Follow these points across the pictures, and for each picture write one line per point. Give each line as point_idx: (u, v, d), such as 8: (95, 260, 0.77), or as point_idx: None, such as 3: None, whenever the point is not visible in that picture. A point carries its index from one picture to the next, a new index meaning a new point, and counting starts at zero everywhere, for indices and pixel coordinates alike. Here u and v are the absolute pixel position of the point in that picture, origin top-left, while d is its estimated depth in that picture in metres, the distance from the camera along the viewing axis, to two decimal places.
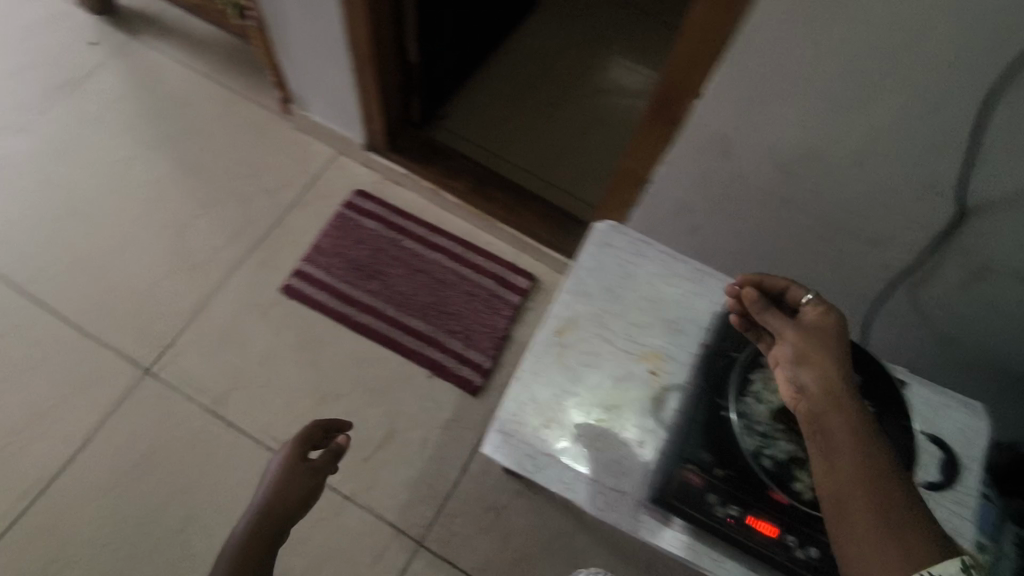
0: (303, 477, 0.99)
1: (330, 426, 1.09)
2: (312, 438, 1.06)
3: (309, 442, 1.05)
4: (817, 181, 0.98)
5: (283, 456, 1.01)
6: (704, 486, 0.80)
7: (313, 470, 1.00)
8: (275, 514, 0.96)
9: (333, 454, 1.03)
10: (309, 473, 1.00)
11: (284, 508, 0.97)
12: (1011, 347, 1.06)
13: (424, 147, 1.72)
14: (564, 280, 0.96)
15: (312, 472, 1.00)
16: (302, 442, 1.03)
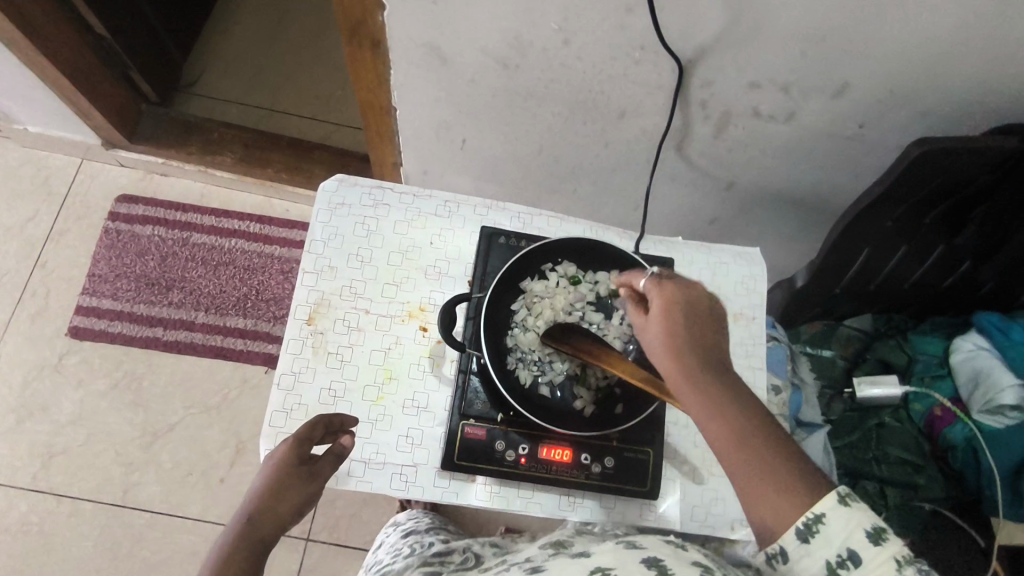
0: (299, 487, 0.65)
1: (330, 420, 0.71)
2: (318, 425, 0.70)
3: (312, 432, 0.69)
4: (540, 69, 0.89)
5: (273, 458, 0.65)
6: (489, 436, 0.77)
7: (312, 471, 0.67)
8: (260, 540, 0.60)
9: (339, 453, 0.69)
10: (306, 477, 0.66)
11: (269, 529, 0.61)
12: (783, 179, 1.05)
13: (176, 127, 1.51)
14: (301, 260, 0.85)
15: (311, 478, 0.66)
16: (305, 434, 0.68)
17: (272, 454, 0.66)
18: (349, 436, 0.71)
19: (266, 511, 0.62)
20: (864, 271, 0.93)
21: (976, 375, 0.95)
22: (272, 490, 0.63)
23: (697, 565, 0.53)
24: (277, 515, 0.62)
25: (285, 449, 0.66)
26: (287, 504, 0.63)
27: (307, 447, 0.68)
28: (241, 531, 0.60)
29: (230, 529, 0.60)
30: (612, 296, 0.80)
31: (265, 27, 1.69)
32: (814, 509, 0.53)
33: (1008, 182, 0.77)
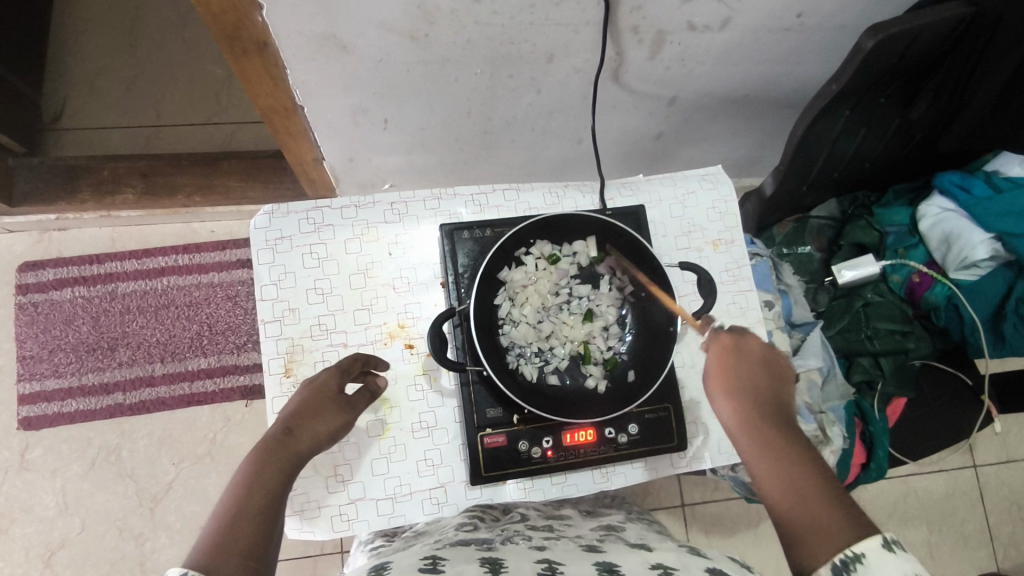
0: (335, 413, 0.67)
1: (369, 359, 0.74)
2: (356, 363, 0.73)
3: (355, 368, 0.72)
4: (453, 32, 0.80)
5: (312, 381, 0.69)
6: (510, 439, 0.74)
7: (350, 399, 0.70)
8: (294, 451, 0.62)
9: (374, 390, 0.72)
10: (342, 406, 0.69)
11: (305, 443, 0.64)
12: (726, 82, 1.00)
13: (56, 173, 1.33)
14: (257, 311, 0.78)
15: (346, 407, 0.69)
16: (345, 366, 0.71)
17: (314, 380, 0.70)
18: (383, 378, 0.74)
19: (301, 425, 0.65)
20: (829, 162, 0.91)
21: (947, 239, 0.96)
22: (314, 408, 0.67)
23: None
24: (315, 432, 0.65)
25: (323, 377, 0.70)
26: (324, 423, 0.66)
27: (347, 379, 0.71)
28: (279, 437, 0.62)
29: (268, 438, 0.62)
30: (595, 263, 0.77)
31: (116, 32, 1.47)
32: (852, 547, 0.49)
33: (961, 50, 0.73)
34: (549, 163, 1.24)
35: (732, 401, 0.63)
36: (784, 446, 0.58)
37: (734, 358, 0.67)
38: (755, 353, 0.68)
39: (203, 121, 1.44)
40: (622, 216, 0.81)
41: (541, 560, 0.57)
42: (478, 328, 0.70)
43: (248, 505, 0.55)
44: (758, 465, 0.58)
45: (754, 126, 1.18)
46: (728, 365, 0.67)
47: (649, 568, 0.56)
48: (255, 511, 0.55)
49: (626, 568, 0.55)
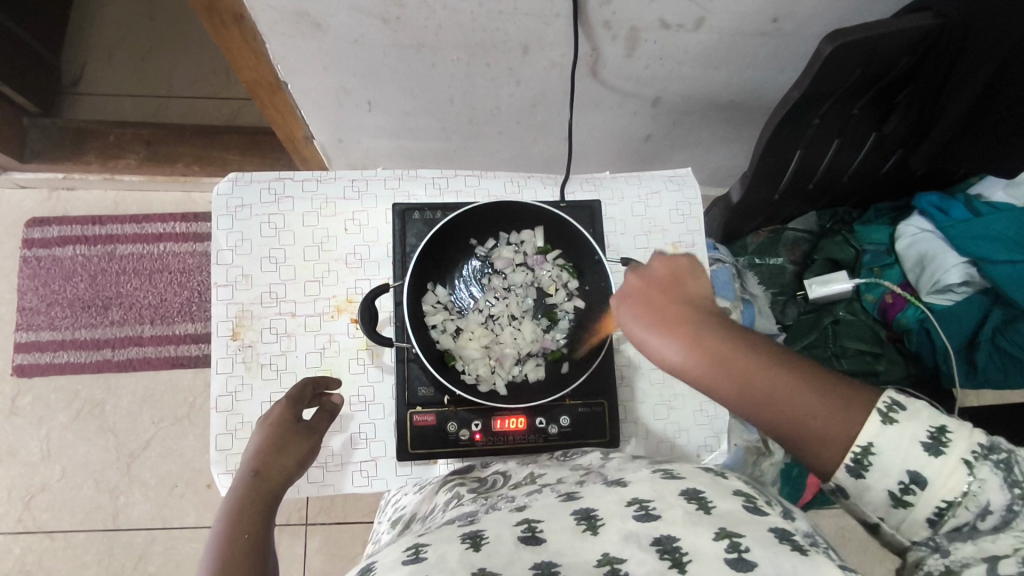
0: (299, 442, 0.66)
1: (318, 379, 0.74)
2: (306, 388, 0.72)
3: (305, 393, 0.71)
4: (424, 16, 0.81)
5: (266, 418, 0.67)
6: (440, 419, 0.74)
7: (309, 424, 0.69)
8: (269, 489, 0.61)
9: (330, 409, 0.72)
10: (303, 432, 0.68)
11: (276, 480, 0.62)
12: (709, 85, 0.99)
13: (68, 135, 1.39)
14: (211, 274, 0.80)
15: (309, 434, 0.68)
16: (296, 394, 0.70)
17: (266, 416, 0.68)
18: (336, 395, 0.74)
19: (269, 463, 0.63)
20: (801, 172, 0.90)
21: (921, 260, 0.94)
22: (274, 443, 0.64)
23: (739, 496, 0.51)
24: (283, 465, 0.63)
25: (275, 411, 0.67)
26: (290, 456, 0.65)
27: (299, 407, 0.70)
28: (250, 481, 0.60)
29: (235, 484, 0.60)
30: (541, 254, 0.77)
31: (138, 5, 1.52)
32: (858, 442, 0.51)
33: (930, 63, 0.72)
34: (536, 158, 1.24)
35: (676, 338, 0.52)
36: (742, 361, 0.52)
37: (650, 292, 0.56)
38: (666, 278, 0.57)
39: (212, 95, 1.49)
40: (576, 210, 0.81)
41: (520, 521, 0.50)
42: (410, 303, 0.71)
43: (236, 549, 0.53)
44: (724, 391, 0.52)
45: (743, 134, 1.16)
46: (654, 303, 0.55)
47: (626, 505, 0.49)
48: (244, 556, 0.53)
49: (605, 512, 0.49)
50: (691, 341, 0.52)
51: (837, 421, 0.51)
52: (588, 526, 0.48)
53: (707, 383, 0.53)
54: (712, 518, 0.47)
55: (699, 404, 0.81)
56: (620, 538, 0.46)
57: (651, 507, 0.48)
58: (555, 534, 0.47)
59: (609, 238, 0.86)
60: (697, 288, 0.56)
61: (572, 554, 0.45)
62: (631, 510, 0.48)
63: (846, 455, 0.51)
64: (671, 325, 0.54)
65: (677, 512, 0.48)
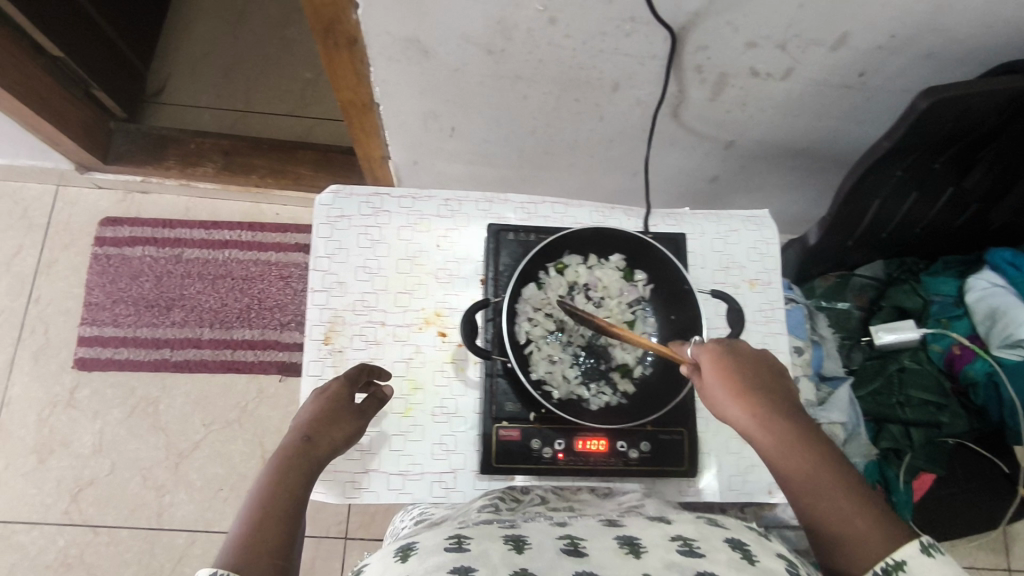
0: (350, 420, 0.71)
1: (375, 368, 0.77)
2: (362, 372, 0.75)
3: (360, 377, 0.75)
4: (528, 51, 0.86)
5: (322, 391, 0.71)
6: (524, 435, 0.76)
7: (359, 406, 0.72)
8: (315, 458, 0.66)
9: (380, 398, 0.75)
10: (353, 414, 0.72)
11: (323, 449, 0.67)
12: (784, 133, 1.03)
13: (150, 140, 1.45)
14: (308, 279, 0.83)
15: (358, 415, 0.72)
16: (354, 376, 0.73)
17: (323, 388, 0.72)
18: (388, 387, 0.77)
19: (320, 432, 0.68)
20: (878, 220, 0.92)
21: (992, 314, 0.95)
22: (328, 415, 0.69)
23: (781, 559, 0.51)
24: (331, 437, 0.68)
25: (334, 385, 0.72)
26: (340, 430, 0.69)
27: (354, 389, 0.73)
28: (299, 444, 0.66)
29: (287, 444, 0.65)
30: (626, 281, 0.80)
31: (226, 23, 1.61)
32: (893, 555, 0.54)
33: (1018, 123, 0.75)
34: (602, 191, 1.28)
35: (732, 397, 0.65)
36: (796, 449, 0.61)
37: (729, 366, 0.66)
38: (746, 359, 0.67)
39: (286, 113, 1.55)
40: (662, 241, 0.84)
41: (563, 535, 0.54)
42: (509, 321, 0.73)
43: (275, 506, 0.59)
44: (783, 466, 0.61)
45: (807, 182, 1.19)
46: (732, 377, 0.65)
47: (669, 539, 0.52)
48: (279, 513, 0.59)
49: (648, 543, 0.52)
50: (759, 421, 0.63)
51: (882, 548, 0.55)
52: (631, 550, 0.51)
53: (761, 445, 0.63)
54: (757, 569, 0.48)
55: None
56: (662, 563, 0.48)
57: (696, 546, 0.51)
58: (597, 552, 0.50)
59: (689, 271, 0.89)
60: (753, 374, 0.66)
61: (614, 566, 0.48)
62: (676, 545, 0.51)
63: (875, 564, 0.55)
64: (739, 398, 0.64)
65: (720, 556, 0.50)
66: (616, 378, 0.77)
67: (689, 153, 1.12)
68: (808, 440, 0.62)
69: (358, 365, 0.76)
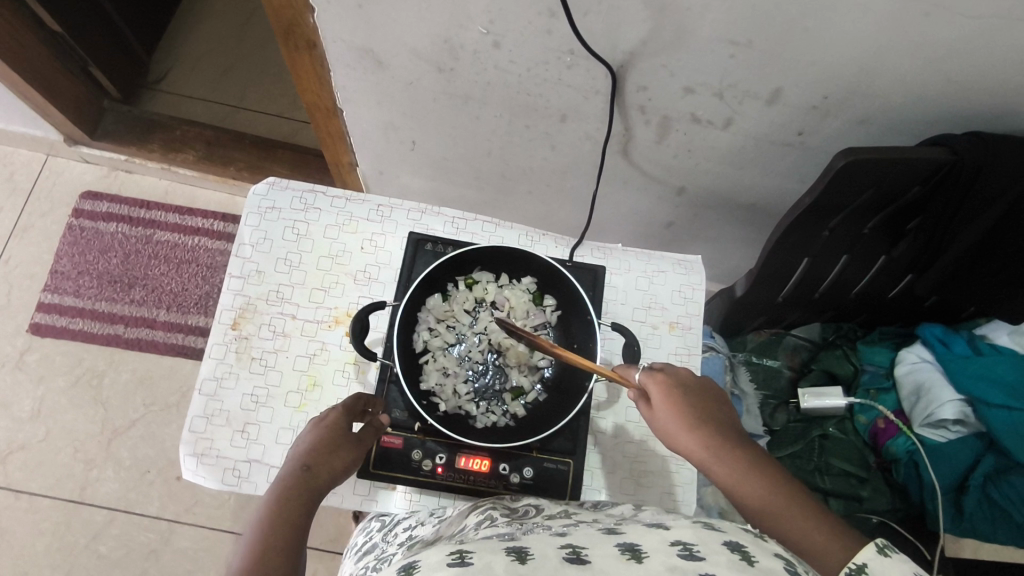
0: (350, 449, 0.67)
1: (371, 397, 0.73)
2: (359, 402, 0.72)
3: (358, 407, 0.71)
4: (476, 72, 0.88)
5: (320, 418, 0.68)
6: (406, 445, 0.75)
7: (360, 436, 0.68)
8: (315, 487, 0.62)
9: (379, 427, 0.71)
10: (354, 443, 0.68)
11: (323, 479, 0.63)
12: (733, 186, 1.04)
13: (141, 123, 1.51)
14: (228, 264, 0.84)
15: (358, 443, 0.68)
16: (352, 406, 0.70)
17: (321, 417, 0.69)
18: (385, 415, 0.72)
19: (319, 460, 0.64)
20: (808, 280, 0.91)
21: (918, 389, 0.93)
22: (326, 442, 0.65)
23: (781, 559, 0.46)
24: (331, 466, 0.64)
25: (331, 414, 0.68)
26: (339, 458, 0.65)
27: (352, 418, 0.69)
28: (298, 473, 0.62)
29: (287, 472, 0.62)
30: (535, 304, 0.80)
31: (233, 24, 1.68)
32: (854, 560, 0.47)
33: (941, 195, 0.74)
34: (560, 223, 1.29)
35: (678, 424, 0.64)
36: (746, 471, 0.61)
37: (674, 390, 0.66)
38: (688, 381, 0.67)
39: (275, 114, 1.60)
40: (580, 271, 0.85)
41: (562, 546, 0.48)
42: (402, 326, 0.73)
43: (271, 537, 0.55)
44: (740, 491, 0.60)
45: (761, 239, 1.19)
46: (679, 404, 0.65)
47: (669, 543, 0.47)
48: (278, 544, 0.55)
49: (649, 547, 0.46)
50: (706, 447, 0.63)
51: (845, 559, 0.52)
52: (632, 555, 0.45)
53: (715, 472, 0.62)
54: (760, 570, 0.43)
55: (666, 486, 0.81)
56: (666, 568, 0.43)
57: (697, 549, 0.45)
58: (599, 559, 0.45)
59: (608, 305, 0.88)
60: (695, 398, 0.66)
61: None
62: (677, 549, 0.45)
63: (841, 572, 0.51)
64: (684, 423, 0.64)
65: (722, 558, 0.44)
66: (508, 399, 0.76)
67: (641, 195, 1.13)
68: (756, 459, 0.61)
69: (356, 394, 0.72)
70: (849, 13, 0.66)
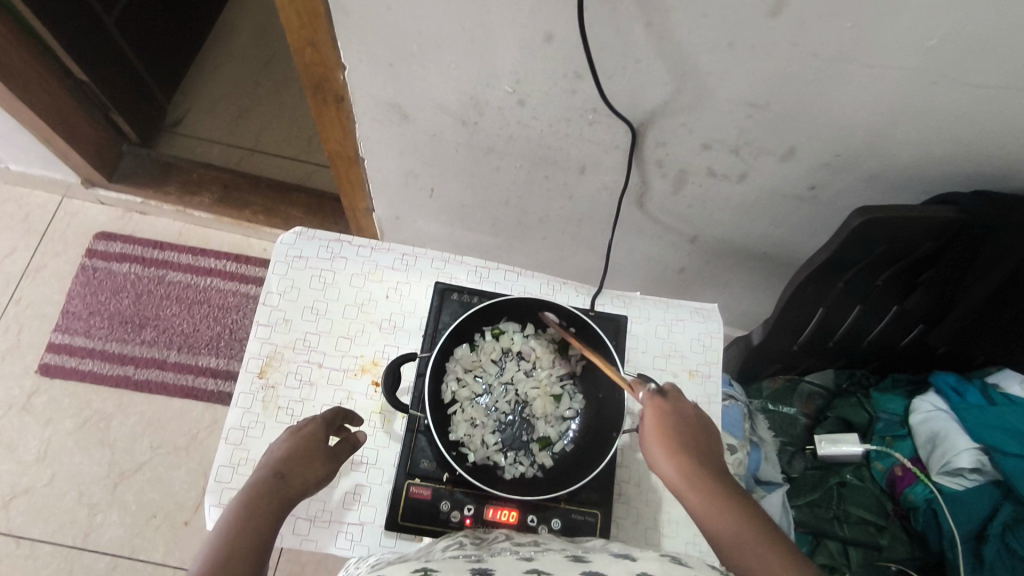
0: (323, 462, 0.67)
1: (348, 413, 0.75)
2: (337, 417, 0.73)
3: (336, 421, 0.72)
4: (499, 127, 0.91)
5: (298, 429, 0.68)
6: (435, 496, 0.75)
7: (334, 450, 0.69)
8: (287, 496, 0.63)
9: (353, 443, 0.72)
10: (326, 456, 0.68)
11: (294, 489, 0.64)
12: (745, 234, 1.06)
13: (158, 166, 1.54)
14: (255, 312, 0.85)
15: (332, 457, 0.69)
16: (329, 419, 0.71)
17: (299, 427, 0.69)
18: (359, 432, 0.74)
19: (294, 471, 0.65)
20: (823, 328, 0.93)
21: (934, 437, 0.94)
22: (303, 454, 0.66)
23: None
24: (304, 478, 0.65)
25: (310, 426, 0.69)
26: (313, 471, 0.66)
27: (330, 431, 0.71)
28: (270, 482, 0.62)
29: (259, 479, 0.62)
30: (559, 354, 0.81)
31: (249, 70, 1.72)
32: None
33: (954, 250, 0.77)
34: (573, 268, 1.31)
35: (666, 448, 0.65)
36: (721, 505, 0.61)
37: (667, 415, 0.68)
38: (683, 410, 0.69)
39: (288, 156, 1.63)
40: (602, 320, 0.86)
41: (529, 569, 0.51)
42: (431, 377, 0.74)
43: (239, 548, 0.56)
44: (710, 524, 0.60)
45: (772, 285, 1.21)
46: (669, 432, 0.67)
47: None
48: (244, 557, 0.55)
49: None
50: (684, 472, 0.64)
51: None
52: None
53: (689, 500, 0.63)
54: None
55: (691, 536, 0.81)
56: None
57: None
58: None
59: (630, 352, 0.90)
60: (682, 425, 0.67)
61: None
62: None
63: None
64: (669, 446, 0.66)
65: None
66: (536, 450, 0.77)
67: (654, 242, 1.15)
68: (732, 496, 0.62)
69: (335, 409, 0.74)
70: (860, 82, 0.69)
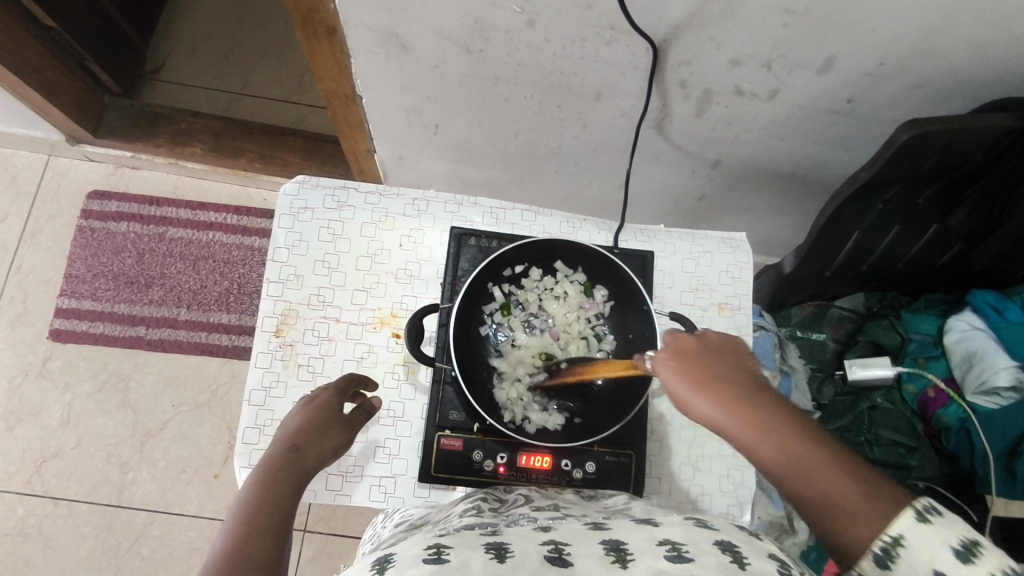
0: (337, 431, 0.67)
1: (362, 379, 0.75)
2: (349, 384, 0.73)
3: (349, 389, 0.72)
4: (507, 52, 0.84)
5: (310, 400, 0.68)
6: (466, 446, 0.74)
7: (348, 418, 0.69)
8: (306, 465, 0.62)
9: (368, 410, 0.72)
10: (341, 425, 0.68)
11: (312, 459, 0.63)
12: (773, 155, 1.00)
13: (144, 118, 1.46)
14: (265, 270, 0.82)
15: (345, 425, 0.68)
16: (340, 386, 0.71)
17: (310, 399, 0.69)
18: (375, 397, 0.74)
19: (310, 440, 0.64)
20: (857, 252, 0.89)
21: (969, 356, 0.92)
22: (318, 423, 0.66)
23: (774, 560, 0.46)
24: (319, 447, 0.64)
25: (321, 395, 0.69)
26: (329, 439, 0.66)
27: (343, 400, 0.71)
28: (288, 453, 0.61)
29: (275, 452, 0.61)
30: (585, 296, 0.78)
31: (229, 5, 1.61)
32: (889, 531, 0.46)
33: (1007, 163, 0.71)
34: (588, 201, 1.26)
35: (706, 393, 0.55)
36: (785, 440, 0.52)
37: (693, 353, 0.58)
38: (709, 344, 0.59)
39: (279, 98, 1.55)
40: (628, 257, 0.83)
41: (546, 541, 0.47)
42: (457, 326, 0.72)
43: (260, 521, 0.52)
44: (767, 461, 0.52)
45: (797, 207, 1.16)
46: (695, 363, 0.57)
47: (656, 544, 0.46)
48: (270, 524, 0.53)
49: (635, 547, 0.46)
50: (729, 406, 0.54)
51: (878, 523, 0.46)
52: (617, 558, 0.44)
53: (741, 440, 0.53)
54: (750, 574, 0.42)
55: (725, 470, 0.80)
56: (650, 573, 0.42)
57: (685, 551, 0.45)
58: (582, 561, 0.44)
59: (656, 289, 0.86)
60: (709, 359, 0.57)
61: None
62: (664, 550, 0.45)
63: (874, 544, 0.46)
64: (699, 384, 0.56)
65: (710, 560, 0.44)
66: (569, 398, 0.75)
67: (674, 169, 1.09)
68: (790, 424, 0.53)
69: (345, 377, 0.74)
70: None
